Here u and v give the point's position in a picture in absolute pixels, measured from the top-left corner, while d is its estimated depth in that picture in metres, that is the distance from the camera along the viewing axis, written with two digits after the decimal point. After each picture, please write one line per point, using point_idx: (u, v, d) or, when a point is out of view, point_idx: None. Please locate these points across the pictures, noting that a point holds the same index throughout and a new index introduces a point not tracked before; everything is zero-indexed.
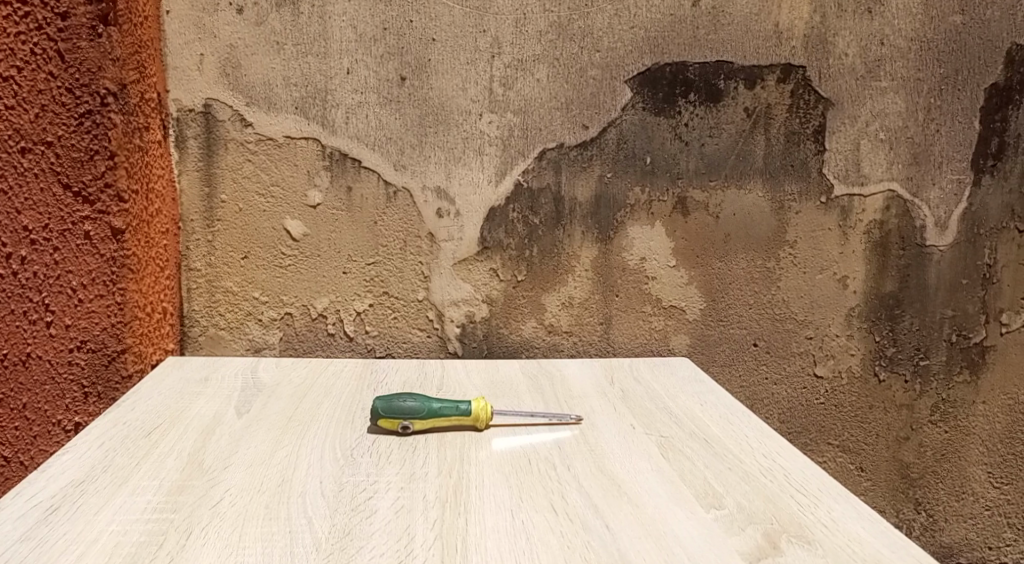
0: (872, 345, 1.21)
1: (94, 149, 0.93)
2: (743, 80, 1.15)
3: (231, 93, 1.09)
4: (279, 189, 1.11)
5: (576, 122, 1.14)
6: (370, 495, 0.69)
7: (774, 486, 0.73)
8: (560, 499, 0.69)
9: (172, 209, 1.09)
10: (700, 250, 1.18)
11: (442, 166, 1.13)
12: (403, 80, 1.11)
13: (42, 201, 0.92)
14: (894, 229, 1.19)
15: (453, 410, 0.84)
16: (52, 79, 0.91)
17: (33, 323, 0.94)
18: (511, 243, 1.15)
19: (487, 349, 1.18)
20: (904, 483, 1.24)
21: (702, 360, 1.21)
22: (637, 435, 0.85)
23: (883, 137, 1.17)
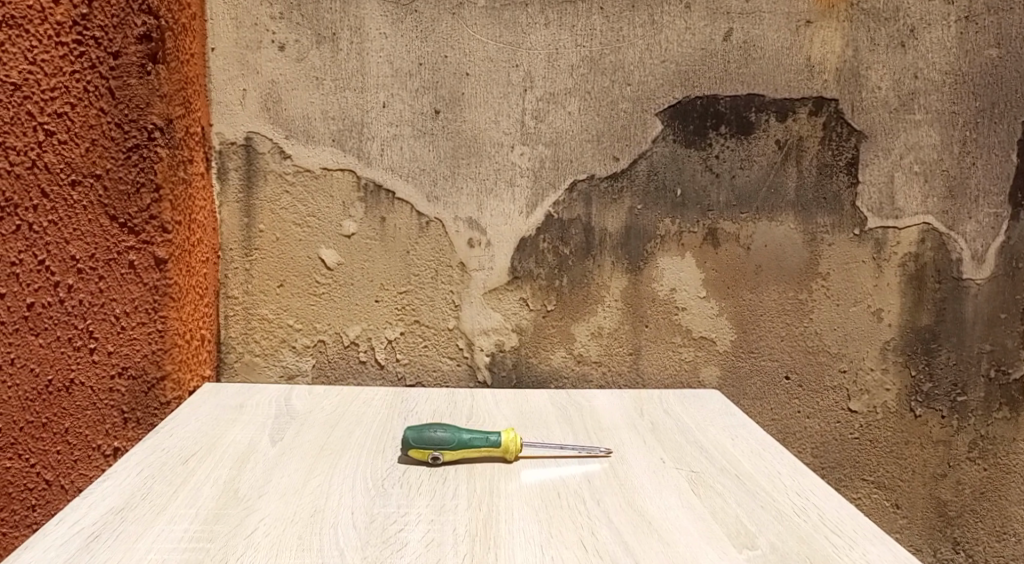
0: (907, 380, 1.19)
1: (141, 182, 0.96)
2: (774, 113, 1.15)
3: (271, 127, 1.12)
4: (315, 219, 1.14)
5: (608, 154, 1.15)
6: (401, 527, 0.69)
7: (808, 526, 0.72)
8: (590, 535, 0.69)
9: (212, 239, 1.12)
10: (731, 282, 1.18)
11: (474, 197, 1.15)
12: (437, 114, 1.13)
13: (89, 232, 0.96)
14: (929, 262, 1.18)
15: (482, 441, 0.84)
16: (103, 114, 0.94)
17: (77, 349, 0.97)
18: (542, 273, 1.16)
19: (516, 379, 1.18)
20: (942, 522, 1.21)
21: (733, 393, 1.20)
22: (666, 470, 0.84)
23: (917, 170, 1.16)
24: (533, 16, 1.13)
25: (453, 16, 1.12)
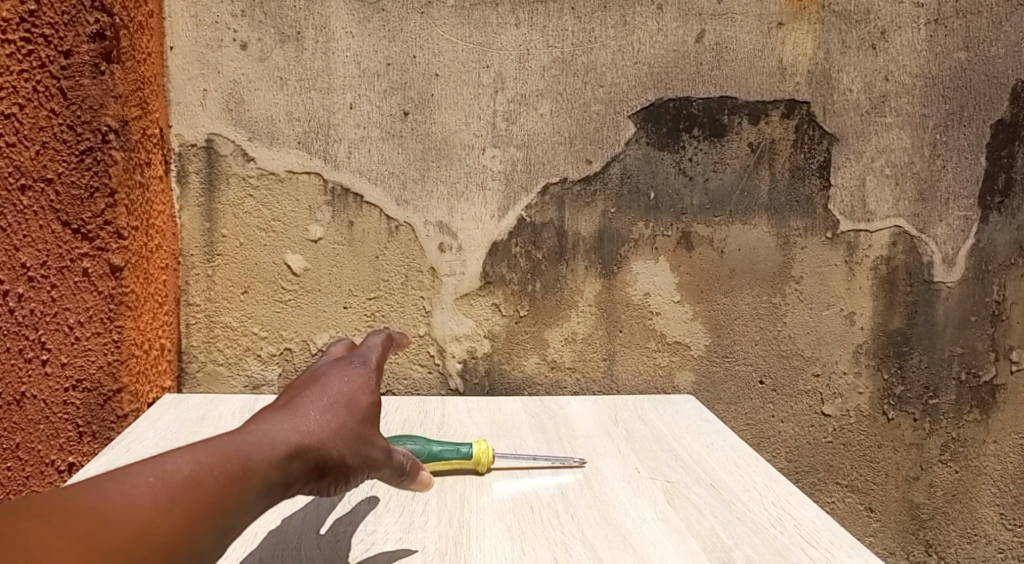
0: (879, 383, 1.20)
1: (95, 186, 0.92)
2: (747, 115, 1.14)
3: (233, 129, 1.08)
4: (280, 223, 1.10)
5: (580, 157, 1.13)
6: (367, 547, 0.69)
7: (784, 538, 0.71)
8: (563, 552, 0.68)
9: (171, 244, 1.08)
10: (705, 286, 1.17)
11: (444, 201, 1.12)
12: (406, 115, 1.10)
13: (40, 238, 0.90)
14: (901, 266, 1.18)
15: (451, 450, 0.82)
16: (54, 116, 0.90)
17: (28, 361, 0.91)
18: (514, 277, 1.14)
19: (489, 386, 1.16)
20: (914, 524, 1.22)
21: (707, 397, 1.19)
22: (641, 480, 0.83)
23: (889, 173, 1.16)
24: (504, 16, 1.11)
25: (422, 15, 1.10)
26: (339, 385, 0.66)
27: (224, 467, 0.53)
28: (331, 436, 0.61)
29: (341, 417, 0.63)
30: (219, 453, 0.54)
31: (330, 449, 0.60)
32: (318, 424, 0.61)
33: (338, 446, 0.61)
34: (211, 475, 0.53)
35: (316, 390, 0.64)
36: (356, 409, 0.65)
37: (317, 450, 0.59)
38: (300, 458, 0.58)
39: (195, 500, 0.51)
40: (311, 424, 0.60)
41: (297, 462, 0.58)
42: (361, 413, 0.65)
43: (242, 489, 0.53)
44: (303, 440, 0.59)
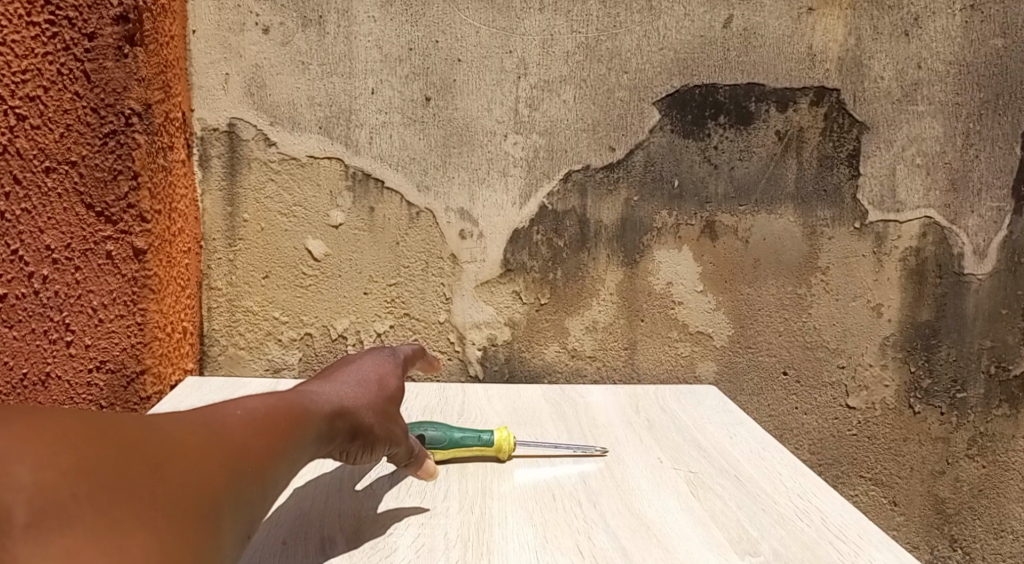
0: (906, 376, 1.17)
1: (118, 169, 0.92)
2: (774, 102, 1.12)
3: (255, 113, 1.08)
4: (301, 208, 1.10)
5: (604, 144, 1.12)
6: (389, 532, 0.68)
7: (811, 531, 0.70)
8: (586, 540, 0.67)
9: (194, 228, 1.08)
10: (729, 276, 1.15)
11: (465, 187, 1.11)
12: (428, 100, 1.09)
13: (65, 221, 0.91)
14: (930, 257, 1.15)
15: (472, 440, 0.81)
16: (78, 99, 0.90)
17: (53, 342, 0.93)
18: (535, 265, 1.13)
19: (509, 373, 1.15)
20: (940, 519, 1.20)
21: (729, 388, 1.18)
22: (664, 470, 0.82)
23: (919, 163, 1.14)
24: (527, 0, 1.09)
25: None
26: (370, 368, 0.74)
27: (291, 409, 0.61)
28: (365, 402, 0.69)
29: (374, 391, 0.71)
30: (283, 400, 0.62)
31: (365, 415, 0.68)
32: (356, 393, 0.69)
33: (371, 411, 0.69)
34: (283, 415, 0.60)
35: (352, 369, 0.73)
36: (386, 388, 0.73)
37: (356, 412, 0.67)
38: (340, 417, 0.66)
39: (276, 431, 0.58)
40: (347, 391, 0.68)
41: (339, 421, 0.65)
42: (391, 395, 0.73)
43: (306, 429, 0.61)
44: (342, 402, 0.67)
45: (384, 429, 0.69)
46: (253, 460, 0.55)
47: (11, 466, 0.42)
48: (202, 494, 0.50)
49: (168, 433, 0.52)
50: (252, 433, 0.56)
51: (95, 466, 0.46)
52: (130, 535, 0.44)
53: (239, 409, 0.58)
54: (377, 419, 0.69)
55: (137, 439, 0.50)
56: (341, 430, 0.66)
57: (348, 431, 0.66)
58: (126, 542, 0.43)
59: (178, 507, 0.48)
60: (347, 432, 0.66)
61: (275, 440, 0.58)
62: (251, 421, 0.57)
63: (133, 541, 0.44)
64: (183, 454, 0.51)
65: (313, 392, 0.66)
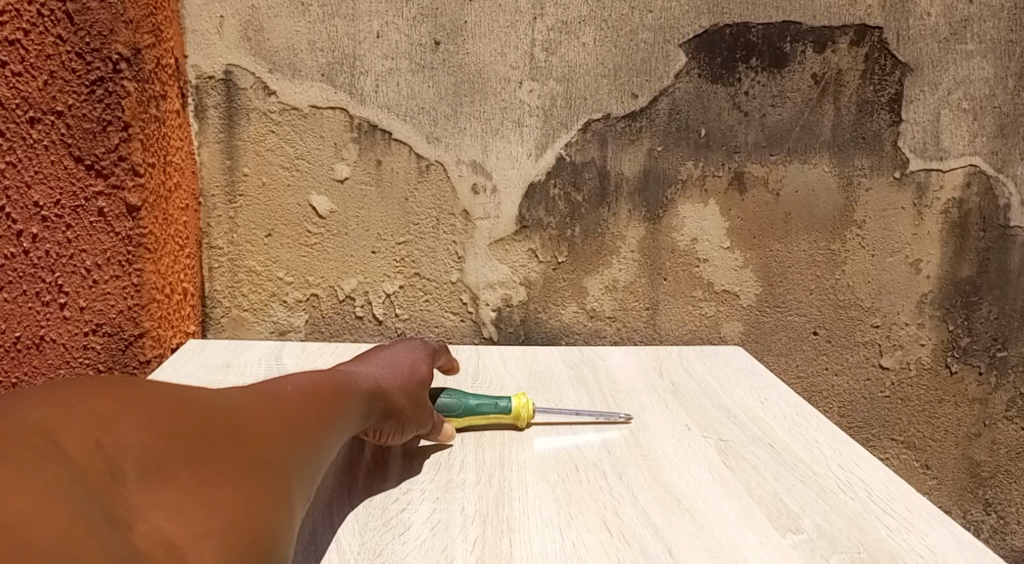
0: (944, 335, 1.11)
1: (107, 119, 0.85)
2: (811, 43, 1.04)
3: (253, 59, 1.01)
4: (304, 162, 1.04)
5: (625, 91, 1.04)
6: (403, 507, 0.64)
7: (856, 505, 0.65)
8: (614, 516, 0.62)
9: (191, 182, 1.02)
10: (758, 231, 1.08)
11: (478, 138, 1.04)
12: (437, 45, 1.02)
13: (53, 174, 0.84)
14: (974, 209, 1.08)
15: (489, 406, 0.76)
16: (60, 43, 0.82)
17: (46, 304, 0.86)
18: (552, 221, 1.07)
19: (525, 335, 1.10)
20: (974, 483, 1.15)
21: (756, 349, 1.12)
22: (693, 438, 0.77)
23: (966, 107, 1.06)
24: None
25: None
26: (394, 355, 0.74)
27: (339, 388, 0.59)
28: (400, 384, 0.68)
29: (404, 374, 0.70)
30: (328, 378, 0.60)
31: (399, 397, 0.67)
32: (389, 376, 0.68)
33: (404, 392, 0.68)
34: (332, 392, 0.58)
35: (380, 358, 0.72)
36: (414, 371, 0.72)
37: (393, 394, 0.66)
38: (379, 398, 0.65)
39: (328, 408, 0.56)
40: (381, 374, 0.68)
41: (378, 401, 0.64)
42: (423, 378, 0.72)
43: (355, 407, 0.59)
44: (382, 383, 0.66)
45: (415, 410, 0.69)
46: (313, 434, 0.52)
47: (116, 425, 0.38)
48: (276, 464, 0.47)
49: (234, 404, 0.49)
50: (308, 408, 0.54)
51: (181, 431, 0.42)
52: (222, 498, 0.41)
53: (288, 385, 0.55)
54: (409, 400, 0.68)
55: (211, 408, 0.46)
56: (379, 410, 0.65)
57: (385, 413, 0.65)
58: (222, 507, 0.40)
59: (260, 475, 0.45)
60: (384, 413, 0.65)
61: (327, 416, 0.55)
62: (304, 396, 0.55)
63: (227, 506, 0.41)
64: (253, 425, 0.48)
65: (354, 372, 0.64)
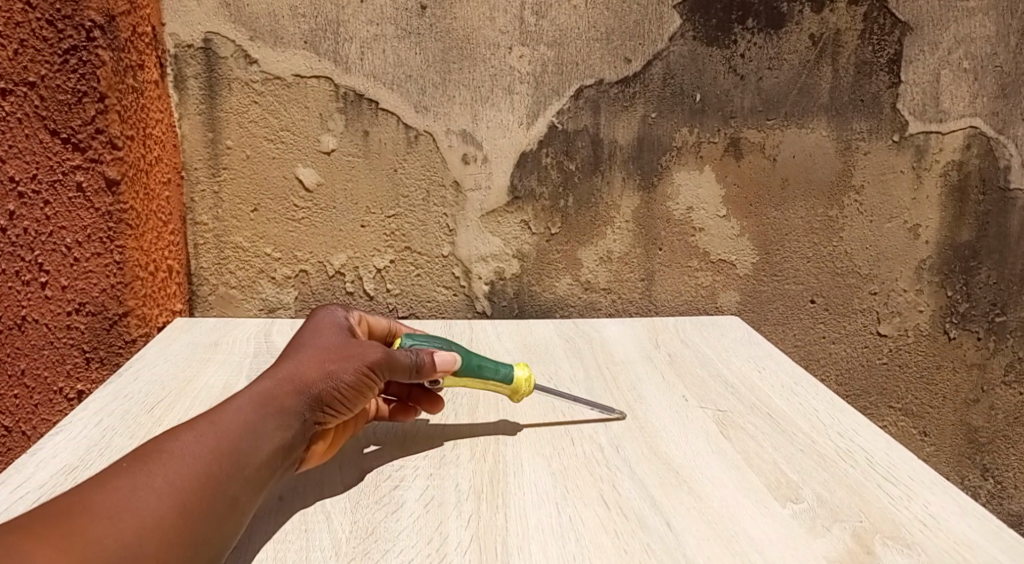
0: (942, 301, 1.10)
1: (82, 90, 0.81)
2: (809, 2, 1.01)
3: (233, 27, 0.97)
4: (289, 133, 1.01)
5: (618, 55, 1.01)
6: (395, 484, 0.63)
7: (856, 473, 0.64)
8: (611, 489, 0.61)
9: (173, 156, 1.00)
10: (754, 199, 1.06)
11: (468, 106, 1.01)
12: (423, 9, 0.98)
13: (28, 149, 0.82)
14: (973, 172, 1.06)
15: (495, 373, 0.72)
16: (29, 10, 0.78)
17: (27, 284, 0.84)
18: (545, 191, 1.04)
19: (519, 308, 1.09)
20: (972, 448, 1.15)
21: (753, 318, 1.11)
22: (689, 409, 0.76)
23: (967, 67, 1.03)
24: None
25: None
26: (330, 329, 0.67)
27: (236, 420, 0.54)
28: (322, 365, 0.61)
29: (337, 347, 0.64)
30: (217, 415, 0.54)
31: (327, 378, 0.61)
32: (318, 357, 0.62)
33: (333, 369, 0.61)
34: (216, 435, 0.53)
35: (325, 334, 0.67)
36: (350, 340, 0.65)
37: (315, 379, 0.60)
38: (294, 398, 0.58)
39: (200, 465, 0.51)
40: (297, 361, 0.61)
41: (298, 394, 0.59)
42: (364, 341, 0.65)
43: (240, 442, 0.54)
44: (293, 377, 0.59)
45: (356, 377, 0.62)
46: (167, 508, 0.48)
47: None
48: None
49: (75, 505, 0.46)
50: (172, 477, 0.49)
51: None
52: None
53: (177, 437, 0.52)
54: (341, 373, 0.61)
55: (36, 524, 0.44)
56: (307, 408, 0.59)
57: (316, 404, 0.60)
58: None
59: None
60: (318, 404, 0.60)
61: (222, 467, 0.51)
62: (174, 460, 0.50)
63: None
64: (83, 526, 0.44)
65: (259, 383, 0.59)
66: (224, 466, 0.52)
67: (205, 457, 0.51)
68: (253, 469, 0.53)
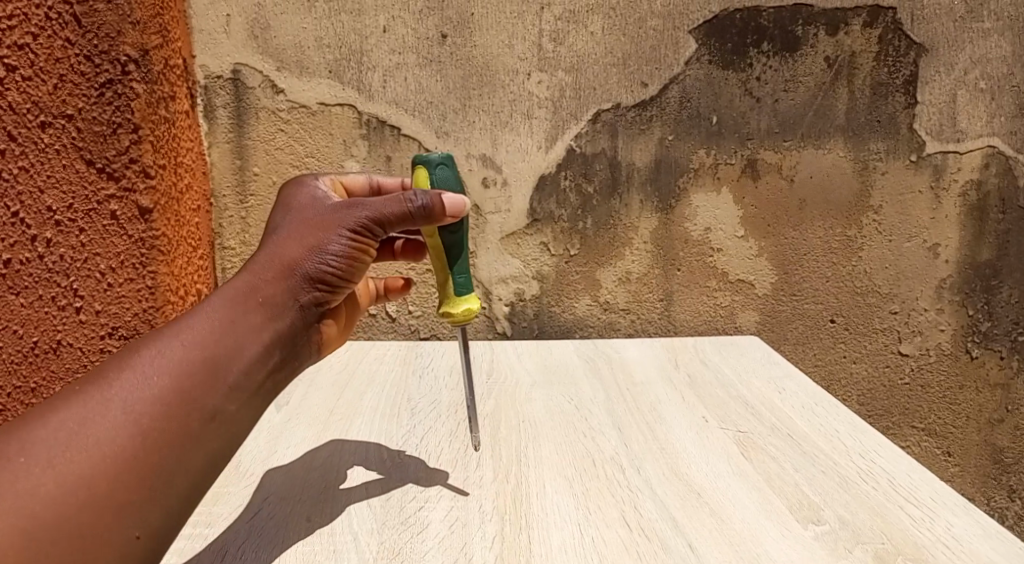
0: (964, 320, 1.10)
1: (117, 122, 0.84)
2: (824, 26, 1.02)
3: (260, 58, 1.01)
4: (314, 160, 1.04)
5: (635, 80, 1.03)
6: (420, 506, 0.64)
7: (878, 495, 0.64)
8: (633, 510, 0.62)
9: (203, 183, 1.02)
10: (772, 219, 1.07)
11: (487, 131, 1.04)
12: (444, 38, 1.01)
13: (65, 178, 0.83)
14: (993, 191, 1.06)
15: (456, 277, 0.72)
16: (69, 46, 0.81)
17: (62, 309, 0.86)
18: (563, 214, 1.06)
19: (539, 328, 1.10)
20: (997, 469, 1.14)
21: (772, 338, 1.11)
22: (710, 430, 0.76)
23: (983, 87, 1.04)
24: None
25: None
26: (311, 204, 0.67)
27: (213, 326, 0.56)
28: (302, 245, 0.62)
29: (316, 223, 0.64)
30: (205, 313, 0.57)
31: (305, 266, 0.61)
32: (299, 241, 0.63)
33: (318, 244, 0.62)
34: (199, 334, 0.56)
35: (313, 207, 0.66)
36: (331, 209, 0.66)
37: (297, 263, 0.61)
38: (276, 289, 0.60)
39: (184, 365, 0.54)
40: (277, 242, 0.63)
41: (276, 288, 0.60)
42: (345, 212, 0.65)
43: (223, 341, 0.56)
44: (275, 263, 0.61)
45: (343, 247, 0.63)
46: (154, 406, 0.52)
47: None
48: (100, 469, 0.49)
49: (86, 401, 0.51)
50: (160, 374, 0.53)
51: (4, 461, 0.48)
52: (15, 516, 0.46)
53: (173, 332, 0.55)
54: (327, 246, 0.62)
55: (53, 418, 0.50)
56: (295, 295, 0.61)
57: (305, 286, 0.61)
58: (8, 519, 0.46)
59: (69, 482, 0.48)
60: (305, 288, 0.61)
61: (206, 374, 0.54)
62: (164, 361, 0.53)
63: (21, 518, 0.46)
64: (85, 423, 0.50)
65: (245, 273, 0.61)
66: (207, 372, 0.55)
67: (179, 371, 0.54)
68: (240, 372, 0.56)
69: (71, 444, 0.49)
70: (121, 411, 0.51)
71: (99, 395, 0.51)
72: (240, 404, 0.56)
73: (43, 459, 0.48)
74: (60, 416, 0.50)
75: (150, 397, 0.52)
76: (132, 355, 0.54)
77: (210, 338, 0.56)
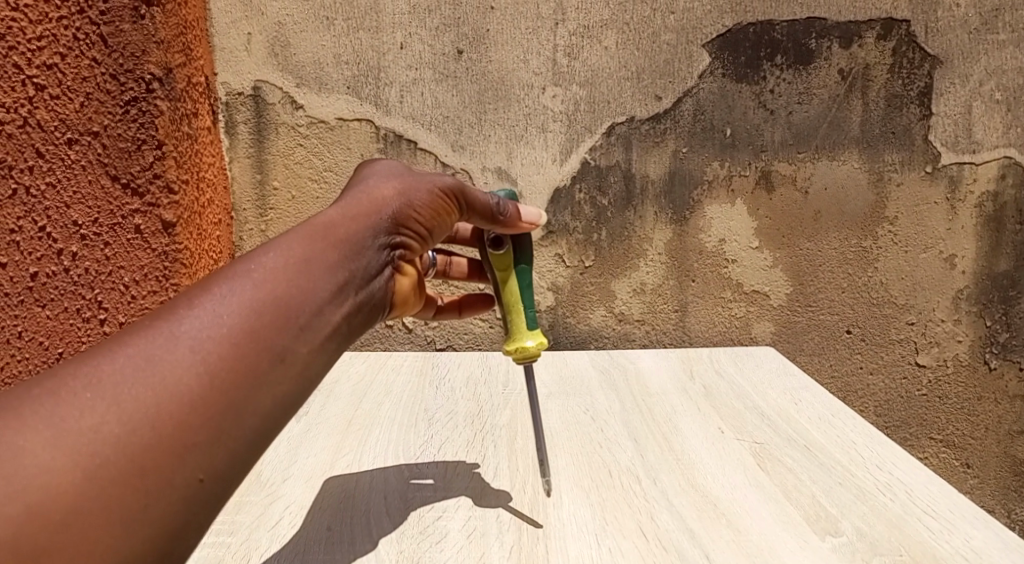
0: (981, 331, 1.09)
1: (142, 138, 0.86)
2: (837, 38, 1.03)
3: (281, 74, 1.03)
4: (332, 174, 1.05)
5: (649, 93, 1.04)
6: (438, 515, 0.65)
7: (895, 507, 0.64)
8: (649, 521, 0.62)
9: (224, 198, 1.04)
10: (787, 230, 1.07)
11: (503, 145, 1.05)
12: (460, 54, 1.02)
13: (90, 194, 0.85)
14: (1010, 201, 1.06)
15: (528, 316, 0.72)
16: (96, 65, 0.83)
17: (86, 321, 0.87)
18: (578, 226, 1.07)
19: (554, 340, 1.11)
20: (1018, 482, 1.13)
21: (788, 349, 1.11)
22: (726, 441, 0.77)
23: (999, 98, 1.04)
24: None
25: None
26: (382, 169, 0.63)
27: (294, 257, 0.48)
28: (380, 195, 0.58)
29: (391, 181, 0.60)
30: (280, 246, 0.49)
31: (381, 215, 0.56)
32: (375, 192, 0.58)
33: (395, 202, 0.58)
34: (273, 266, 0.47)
35: (382, 168, 0.63)
36: (404, 175, 0.62)
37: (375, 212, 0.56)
38: (353, 232, 0.53)
39: (256, 299, 0.45)
40: (354, 192, 0.58)
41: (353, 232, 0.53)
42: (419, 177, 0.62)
43: (301, 276, 0.48)
44: (354, 209, 0.55)
45: (420, 203, 0.60)
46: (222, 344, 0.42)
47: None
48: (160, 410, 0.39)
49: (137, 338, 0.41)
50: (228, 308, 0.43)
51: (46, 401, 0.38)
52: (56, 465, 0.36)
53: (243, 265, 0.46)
54: (407, 199, 0.59)
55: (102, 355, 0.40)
56: (370, 244, 0.55)
57: (383, 234, 0.56)
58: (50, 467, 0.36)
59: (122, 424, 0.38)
60: (380, 241, 0.56)
61: (278, 315, 0.45)
62: (236, 295, 0.44)
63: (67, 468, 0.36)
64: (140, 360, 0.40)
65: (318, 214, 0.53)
66: (279, 312, 0.45)
67: (257, 302, 0.45)
68: (314, 314, 0.47)
69: (137, 374, 0.39)
70: (194, 340, 0.41)
71: (166, 324, 0.42)
72: (317, 348, 0.47)
73: (103, 391, 0.38)
74: (119, 349, 0.40)
75: (228, 326, 0.43)
76: (192, 291, 0.44)
77: (289, 269, 0.47)
